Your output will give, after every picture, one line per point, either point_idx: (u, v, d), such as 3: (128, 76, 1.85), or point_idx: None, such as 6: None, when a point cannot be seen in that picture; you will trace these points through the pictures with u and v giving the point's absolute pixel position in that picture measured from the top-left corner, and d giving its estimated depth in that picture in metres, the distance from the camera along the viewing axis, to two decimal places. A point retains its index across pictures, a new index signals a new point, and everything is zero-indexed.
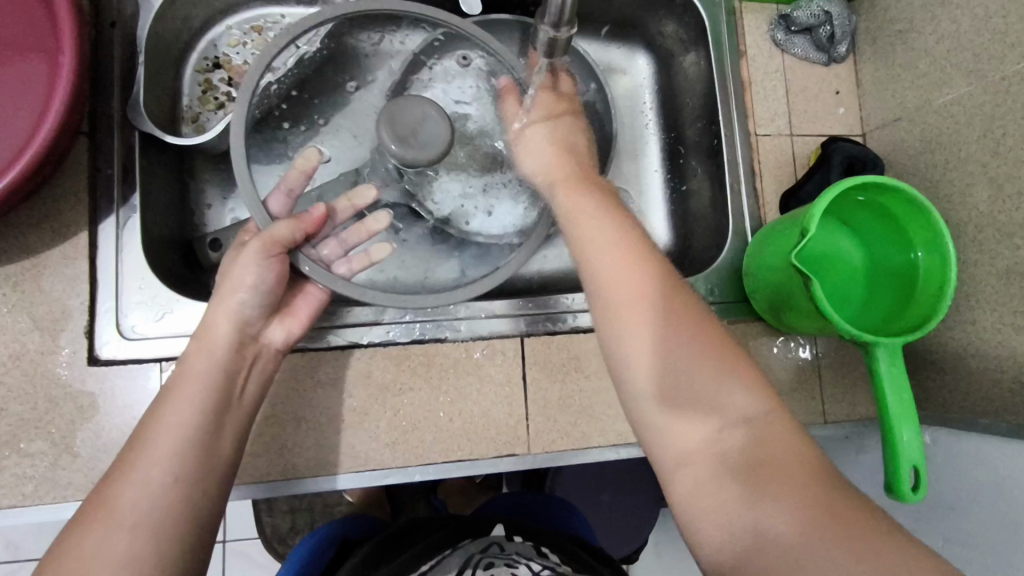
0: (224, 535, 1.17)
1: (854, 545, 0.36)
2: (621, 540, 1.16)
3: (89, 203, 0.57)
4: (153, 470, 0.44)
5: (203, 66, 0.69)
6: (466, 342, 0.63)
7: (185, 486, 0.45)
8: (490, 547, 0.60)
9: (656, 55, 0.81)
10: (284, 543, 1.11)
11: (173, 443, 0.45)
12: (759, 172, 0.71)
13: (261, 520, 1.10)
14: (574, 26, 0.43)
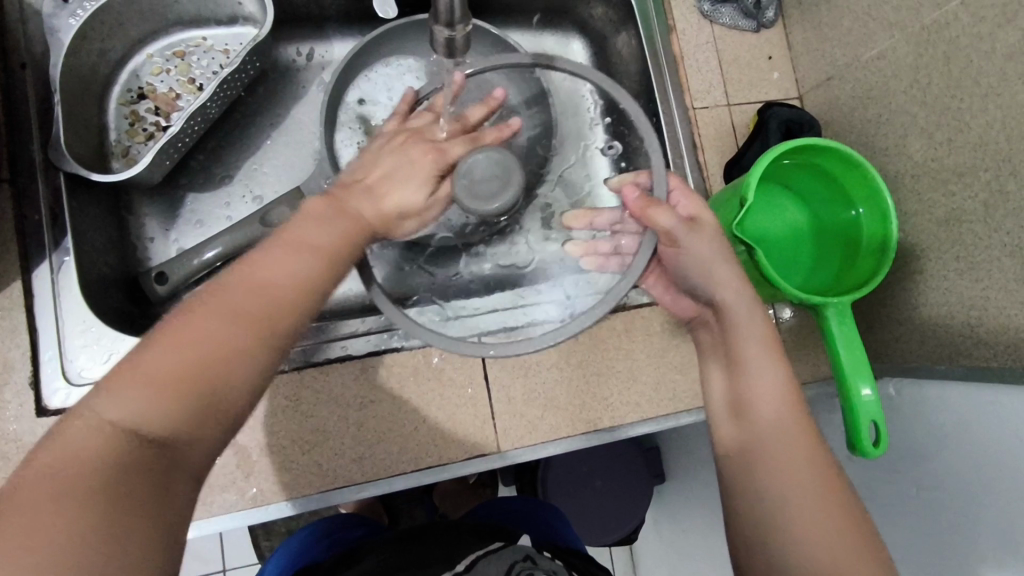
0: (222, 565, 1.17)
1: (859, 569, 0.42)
2: (619, 522, 1.16)
3: (20, 250, 0.56)
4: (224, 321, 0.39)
5: (128, 98, 0.68)
6: (423, 347, 0.62)
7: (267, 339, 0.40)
8: (532, 558, 0.58)
9: (589, 38, 0.81)
10: None
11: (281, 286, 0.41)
12: (700, 145, 0.71)
13: (258, 546, 1.10)
14: (468, 22, 0.42)
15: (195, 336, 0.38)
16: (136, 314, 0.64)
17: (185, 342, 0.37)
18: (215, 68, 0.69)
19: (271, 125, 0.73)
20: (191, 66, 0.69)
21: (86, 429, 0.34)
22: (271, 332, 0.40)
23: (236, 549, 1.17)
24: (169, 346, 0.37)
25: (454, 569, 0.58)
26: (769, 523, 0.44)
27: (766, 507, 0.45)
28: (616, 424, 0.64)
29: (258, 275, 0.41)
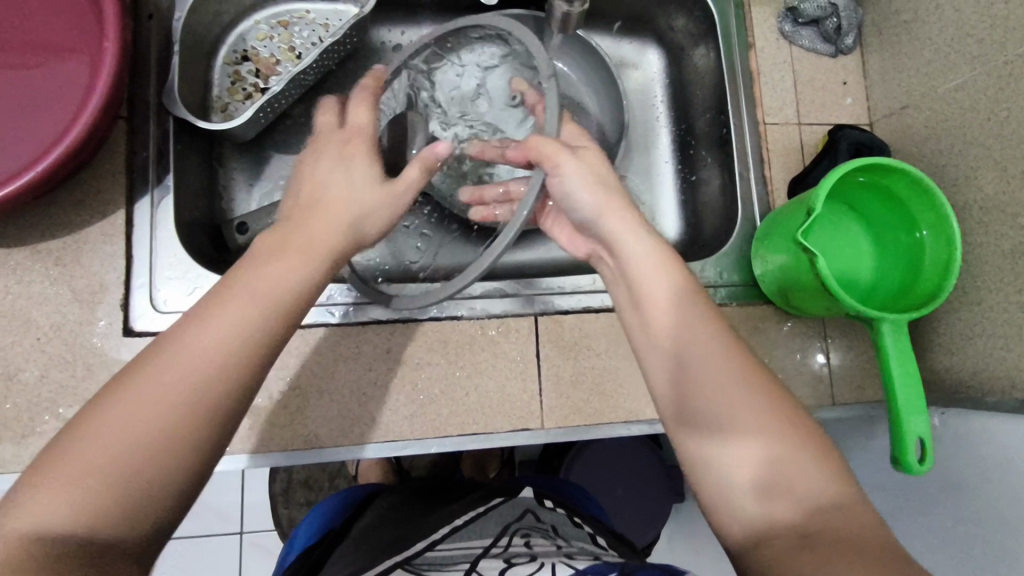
0: (241, 527, 1.20)
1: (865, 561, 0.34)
2: (641, 529, 1.15)
3: (126, 182, 0.60)
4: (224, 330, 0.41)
5: (232, 58, 0.72)
6: (481, 320, 0.65)
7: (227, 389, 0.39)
8: (527, 516, 0.70)
9: (666, 50, 0.84)
10: None
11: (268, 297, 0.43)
12: (767, 160, 0.73)
13: (278, 512, 1.15)
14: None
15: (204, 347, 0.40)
16: (216, 257, 0.67)
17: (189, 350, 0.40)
18: (315, 40, 0.74)
19: None
20: (293, 35, 0.74)
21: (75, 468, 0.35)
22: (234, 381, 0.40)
23: (254, 512, 1.21)
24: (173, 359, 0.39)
25: (451, 523, 0.65)
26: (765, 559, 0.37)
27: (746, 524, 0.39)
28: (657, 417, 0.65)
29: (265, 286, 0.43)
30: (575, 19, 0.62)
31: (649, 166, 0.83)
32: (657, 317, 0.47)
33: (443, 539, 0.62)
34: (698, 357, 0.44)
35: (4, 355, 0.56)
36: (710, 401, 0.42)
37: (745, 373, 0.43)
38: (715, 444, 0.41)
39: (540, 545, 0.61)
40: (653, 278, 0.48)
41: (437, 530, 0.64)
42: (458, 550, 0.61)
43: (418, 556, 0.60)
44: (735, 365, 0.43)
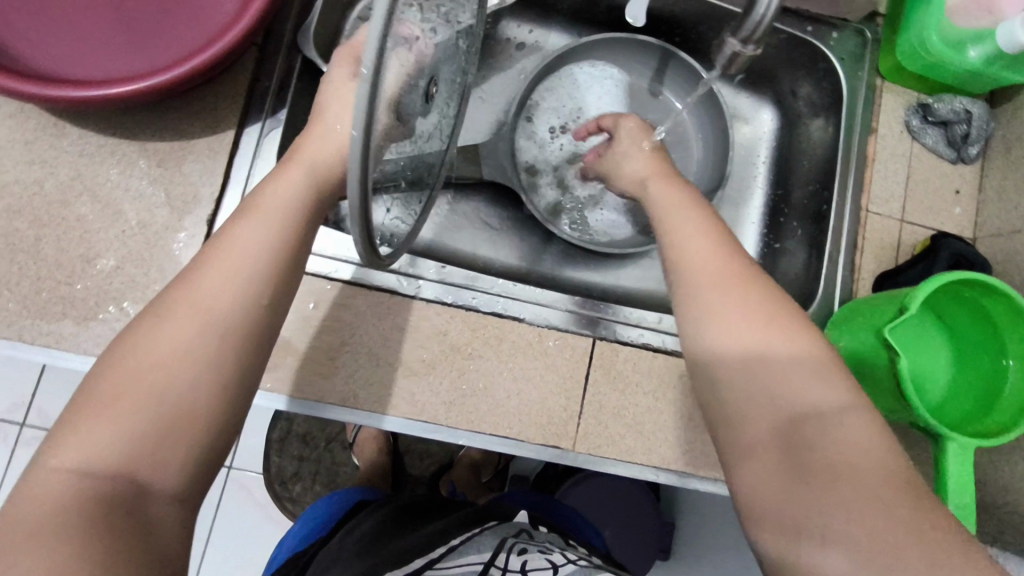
0: (230, 463, 1.25)
1: (926, 544, 0.37)
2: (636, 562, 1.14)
3: (243, 106, 0.61)
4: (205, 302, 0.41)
5: None
6: (541, 328, 0.64)
7: (214, 350, 0.40)
8: (522, 533, 0.70)
9: (782, 113, 0.83)
10: (282, 485, 1.19)
11: (240, 261, 0.43)
12: (861, 247, 0.71)
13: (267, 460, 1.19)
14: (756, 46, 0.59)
15: (183, 320, 0.40)
16: None
17: (164, 333, 0.40)
18: None
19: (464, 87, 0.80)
20: None
21: (68, 457, 0.35)
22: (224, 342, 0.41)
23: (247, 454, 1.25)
24: (148, 341, 0.39)
25: (447, 543, 0.66)
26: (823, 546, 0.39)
27: (821, 521, 0.40)
28: (687, 472, 0.64)
29: (230, 254, 0.43)
30: (741, 61, 0.62)
31: (735, 221, 0.82)
32: (702, 280, 0.50)
33: (440, 559, 0.63)
34: (724, 319, 0.47)
35: (90, 238, 0.57)
36: (736, 356, 0.46)
37: (786, 344, 0.46)
38: (731, 397, 0.46)
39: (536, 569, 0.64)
40: (701, 264, 0.51)
41: (433, 549, 0.64)
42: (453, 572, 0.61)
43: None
44: (787, 347, 0.46)
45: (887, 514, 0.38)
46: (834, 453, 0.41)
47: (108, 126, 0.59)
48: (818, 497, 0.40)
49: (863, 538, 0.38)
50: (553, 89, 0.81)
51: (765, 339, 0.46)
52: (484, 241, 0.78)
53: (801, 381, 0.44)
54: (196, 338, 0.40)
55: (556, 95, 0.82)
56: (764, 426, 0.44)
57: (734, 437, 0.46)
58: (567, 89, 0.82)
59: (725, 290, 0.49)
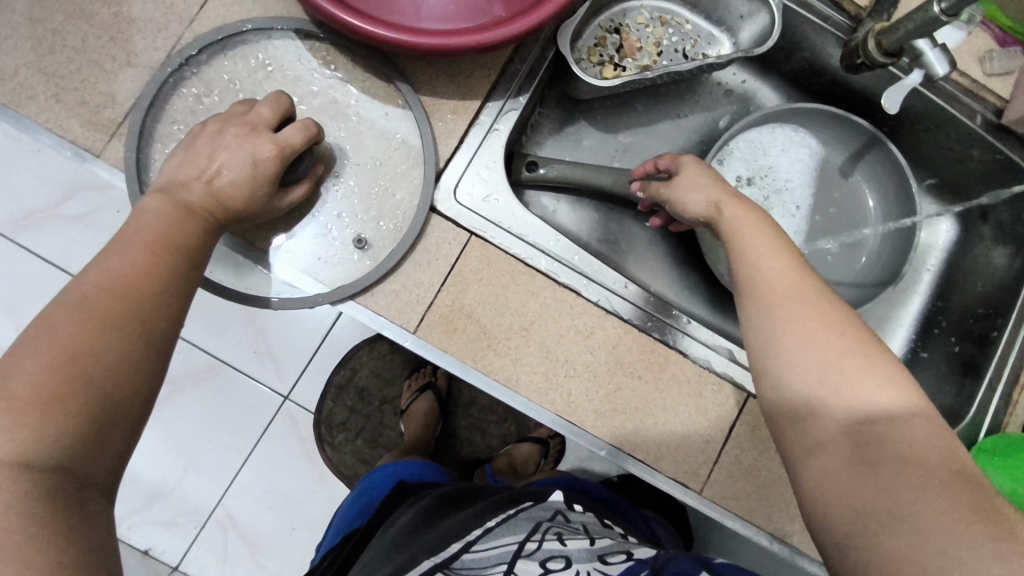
0: (288, 392, 1.11)
1: (991, 528, 0.34)
2: None
3: (493, 81, 0.64)
4: (122, 261, 0.45)
5: (607, 25, 0.76)
6: (704, 368, 0.64)
7: (132, 304, 0.43)
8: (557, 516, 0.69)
9: (963, 227, 0.83)
10: (328, 433, 1.11)
11: (149, 230, 0.47)
12: (1022, 383, 0.70)
13: (321, 400, 1.11)
14: None
15: (108, 271, 0.43)
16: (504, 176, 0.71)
17: (83, 296, 0.42)
18: (680, 48, 0.77)
19: (667, 115, 0.82)
20: (665, 35, 0.77)
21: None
22: (143, 315, 0.43)
23: (310, 384, 1.11)
24: (69, 306, 0.41)
25: (484, 526, 0.67)
26: (881, 530, 0.36)
27: (880, 511, 0.37)
28: (801, 549, 0.64)
29: (155, 230, 0.48)
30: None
31: (885, 319, 0.82)
32: (765, 274, 0.48)
33: (478, 542, 0.64)
34: (787, 325, 0.45)
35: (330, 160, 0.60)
36: (795, 360, 0.44)
37: (846, 337, 0.44)
38: (797, 397, 0.44)
39: (572, 541, 0.62)
40: (764, 260, 0.49)
41: (470, 532, 0.66)
42: (496, 548, 0.62)
43: (456, 561, 0.61)
44: (838, 339, 0.44)
45: (953, 504, 0.35)
46: (877, 444, 0.40)
47: (372, 65, 0.62)
48: (874, 489, 0.38)
49: (934, 517, 0.35)
50: (757, 141, 0.82)
51: (835, 340, 0.44)
52: (636, 265, 0.79)
53: (862, 374, 0.42)
54: (121, 299, 0.42)
55: (758, 150, 0.82)
56: (832, 425, 0.42)
57: (798, 433, 0.43)
58: (766, 146, 0.82)
59: (790, 295, 0.46)
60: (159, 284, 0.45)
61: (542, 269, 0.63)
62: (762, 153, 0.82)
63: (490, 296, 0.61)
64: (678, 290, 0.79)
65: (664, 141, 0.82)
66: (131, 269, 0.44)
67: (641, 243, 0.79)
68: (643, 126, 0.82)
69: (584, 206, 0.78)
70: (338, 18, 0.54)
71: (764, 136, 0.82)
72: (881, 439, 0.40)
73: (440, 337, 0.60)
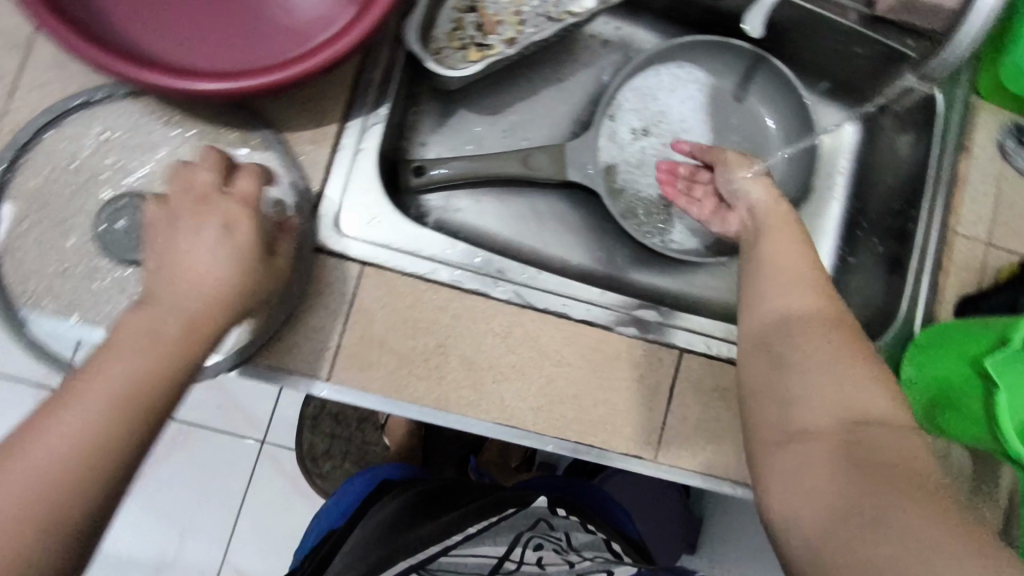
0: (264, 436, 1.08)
1: (956, 527, 0.34)
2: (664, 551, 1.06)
3: (347, 99, 0.59)
4: (100, 387, 0.39)
5: (461, 5, 0.71)
6: (630, 337, 0.64)
7: (106, 416, 0.38)
8: (539, 525, 0.70)
9: (866, 124, 0.82)
10: (312, 468, 1.07)
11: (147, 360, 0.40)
12: (945, 270, 0.71)
13: (300, 435, 1.08)
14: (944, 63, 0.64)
15: (82, 406, 0.38)
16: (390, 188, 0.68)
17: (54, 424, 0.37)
18: (543, 10, 0.72)
19: (550, 82, 0.79)
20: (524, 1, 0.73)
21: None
22: (132, 410, 0.39)
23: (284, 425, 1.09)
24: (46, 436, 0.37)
25: (465, 530, 0.64)
26: (849, 524, 0.37)
27: (848, 508, 0.38)
28: None
29: (144, 348, 0.40)
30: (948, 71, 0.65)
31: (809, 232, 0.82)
32: (787, 301, 0.51)
33: (456, 547, 0.63)
34: (797, 339, 0.49)
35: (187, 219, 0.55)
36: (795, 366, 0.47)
37: (837, 356, 0.47)
38: (793, 397, 0.46)
39: (551, 565, 0.65)
40: (773, 282, 0.53)
41: (450, 536, 0.63)
42: (472, 558, 0.63)
43: (435, 563, 0.61)
44: (830, 351, 0.47)
45: (923, 504, 0.36)
46: (857, 448, 0.41)
47: (208, 113, 0.57)
48: (848, 489, 0.39)
49: (903, 513, 0.35)
50: (645, 86, 0.80)
51: (835, 354, 0.47)
52: (560, 243, 0.77)
53: (858, 385, 0.45)
54: (91, 427, 0.37)
55: (648, 94, 0.80)
56: (819, 420, 0.44)
57: (781, 441, 0.45)
58: (656, 88, 0.80)
59: (821, 322, 0.49)
60: (134, 393, 0.39)
61: (446, 281, 0.61)
62: (654, 97, 0.80)
63: (401, 323, 0.59)
64: (611, 259, 0.78)
65: (553, 109, 0.79)
66: (124, 386, 0.39)
67: (562, 218, 0.77)
68: (529, 97, 0.78)
69: (500, 200, 0.76)
70: (147, 80, 0.49)
71: (651, 78, 0.80)
72: (864, 454, 0.41)
73: (359, 377, 0.58)
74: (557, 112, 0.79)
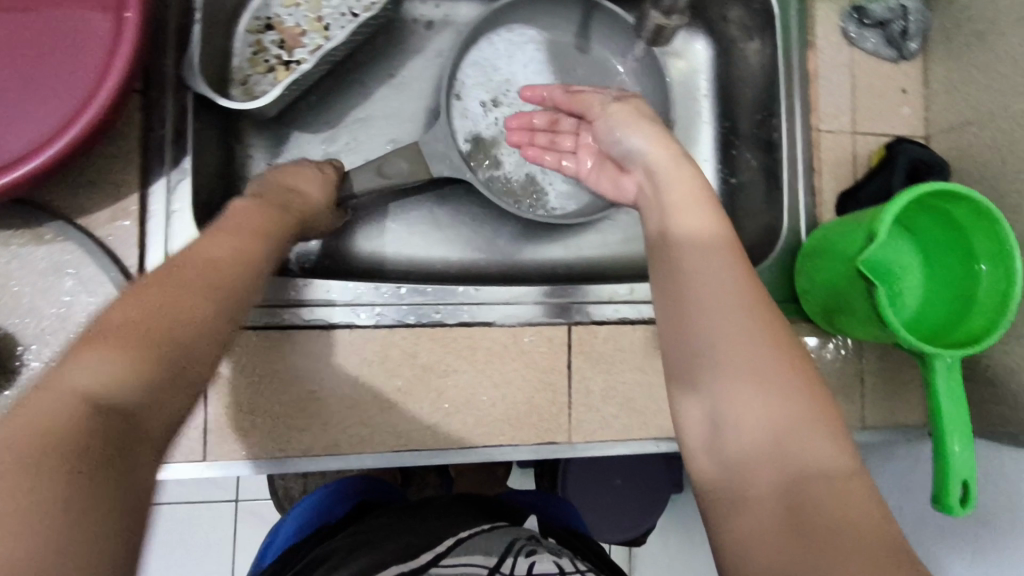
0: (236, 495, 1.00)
1: None
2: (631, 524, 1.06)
3: (141, 164, 0.55)
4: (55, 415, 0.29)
5: (255, 27, 0.66)
6: (512, 327, 0.62)
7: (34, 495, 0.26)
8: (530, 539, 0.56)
9: (715, 40, 0.79)
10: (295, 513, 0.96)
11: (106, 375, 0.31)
12: (818, 170, 0.69)
13: (272, 482, 0.96)
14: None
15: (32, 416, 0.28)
16: None
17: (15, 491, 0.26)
18: (345, 9, 0.68)
19: (382, 77, 0.73)
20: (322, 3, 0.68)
21: None
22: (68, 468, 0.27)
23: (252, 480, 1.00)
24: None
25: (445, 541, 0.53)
26: None
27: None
28: None
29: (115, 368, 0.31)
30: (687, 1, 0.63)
31: None
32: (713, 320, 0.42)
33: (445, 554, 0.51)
34: (731, 374, 0.40)
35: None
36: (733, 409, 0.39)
37: (788, 394, 0.38)
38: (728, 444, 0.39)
39: (544, 572, 0.49)
40: (704, 297, 0.43)
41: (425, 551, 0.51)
42: (465, 564, 0.49)
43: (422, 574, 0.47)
44: (780, 390, 0.39)
45: None
46: (820, 517, 0.34)
47: None
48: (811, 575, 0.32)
49: None
50: (481, 58, 0.76)
51: (778, 393, 0.38)
52: (438, 243, 0.74)
53: (807, 436, 0.37)
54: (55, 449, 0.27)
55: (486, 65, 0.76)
56: (765, 484, 0.36)
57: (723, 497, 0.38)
58: (493, 57, 0.76)
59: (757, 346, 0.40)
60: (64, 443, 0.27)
61: (306, 321, 0.59)
62: (493, 67, 0.76)
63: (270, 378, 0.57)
64: (496, 245, 0.75)
65: (394, 104, 0.73)
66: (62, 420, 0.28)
67: (430, 217, 0.75)
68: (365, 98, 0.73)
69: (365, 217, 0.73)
70: None
71: (485, 48, 0.76)
72: (805, 498, 0.35)
73: (239, 447, 0.56)
74: (399, 106, 0.73)
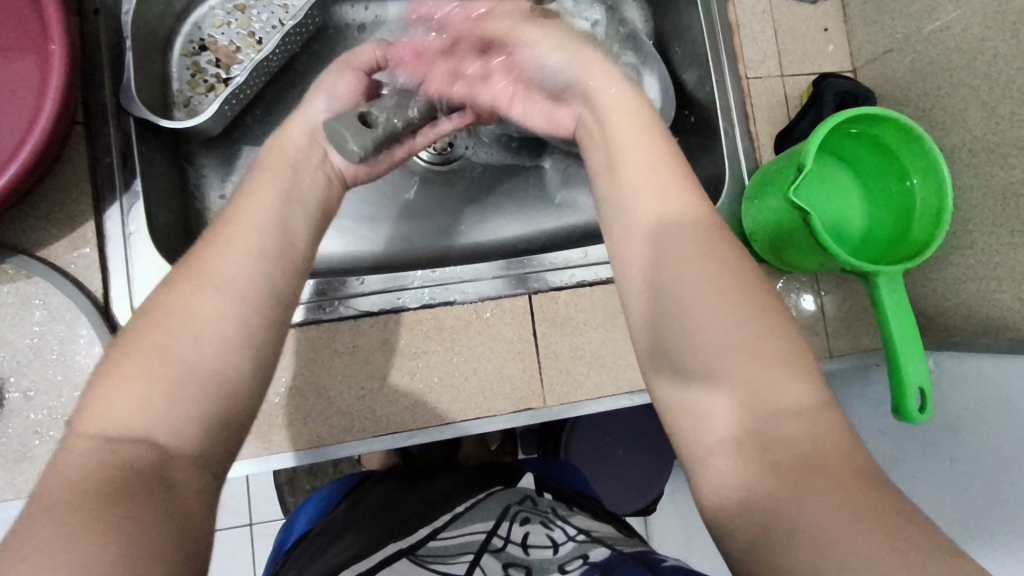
0: (249, 517, 1.01)
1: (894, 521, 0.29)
2: (637, 490, 1.06)
3: (92, 192, 0.57)
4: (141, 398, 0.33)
5: (190, 49, 0.68)
6: (475, 303, 0.64)
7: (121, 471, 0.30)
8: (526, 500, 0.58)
9: (640, 5, 0.81)
10: None
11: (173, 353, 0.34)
12: (752, 115, 0.71)
13: (284, 501, 0.96)
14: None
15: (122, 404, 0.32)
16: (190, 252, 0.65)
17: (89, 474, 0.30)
18: (275, 23, 0.70)
19: None
20: (251, 19, 0.70)
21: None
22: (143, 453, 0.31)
23: (262, 500, 1.02)
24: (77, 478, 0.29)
25: (452, 512, 0.55)
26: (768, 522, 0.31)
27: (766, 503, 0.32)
28: None
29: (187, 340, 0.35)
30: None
31: None
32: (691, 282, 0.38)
33: (447, 525, 0.53)
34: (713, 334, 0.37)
35: None
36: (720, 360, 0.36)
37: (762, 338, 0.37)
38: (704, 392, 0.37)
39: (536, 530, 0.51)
40: (686, 259, 0.39)
41: (436, 519, 0.54)
42: (466, 534, 0.51)
43: (422, 548, 0.49)
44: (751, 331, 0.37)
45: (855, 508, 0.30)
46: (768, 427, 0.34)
47: None
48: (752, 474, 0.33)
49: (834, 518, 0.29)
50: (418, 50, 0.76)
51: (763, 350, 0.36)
52: (402, 237, 0.75)
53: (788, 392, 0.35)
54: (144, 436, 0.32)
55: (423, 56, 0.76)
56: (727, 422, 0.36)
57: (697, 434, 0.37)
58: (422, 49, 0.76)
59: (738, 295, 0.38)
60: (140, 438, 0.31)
61: None
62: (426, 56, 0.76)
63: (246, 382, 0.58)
64: (454, 232, 0.77)
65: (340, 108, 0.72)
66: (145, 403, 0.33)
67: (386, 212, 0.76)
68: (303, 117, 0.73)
69: None
70: None
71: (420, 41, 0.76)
72: (782, 433, 0.34)
73: None
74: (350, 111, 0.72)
